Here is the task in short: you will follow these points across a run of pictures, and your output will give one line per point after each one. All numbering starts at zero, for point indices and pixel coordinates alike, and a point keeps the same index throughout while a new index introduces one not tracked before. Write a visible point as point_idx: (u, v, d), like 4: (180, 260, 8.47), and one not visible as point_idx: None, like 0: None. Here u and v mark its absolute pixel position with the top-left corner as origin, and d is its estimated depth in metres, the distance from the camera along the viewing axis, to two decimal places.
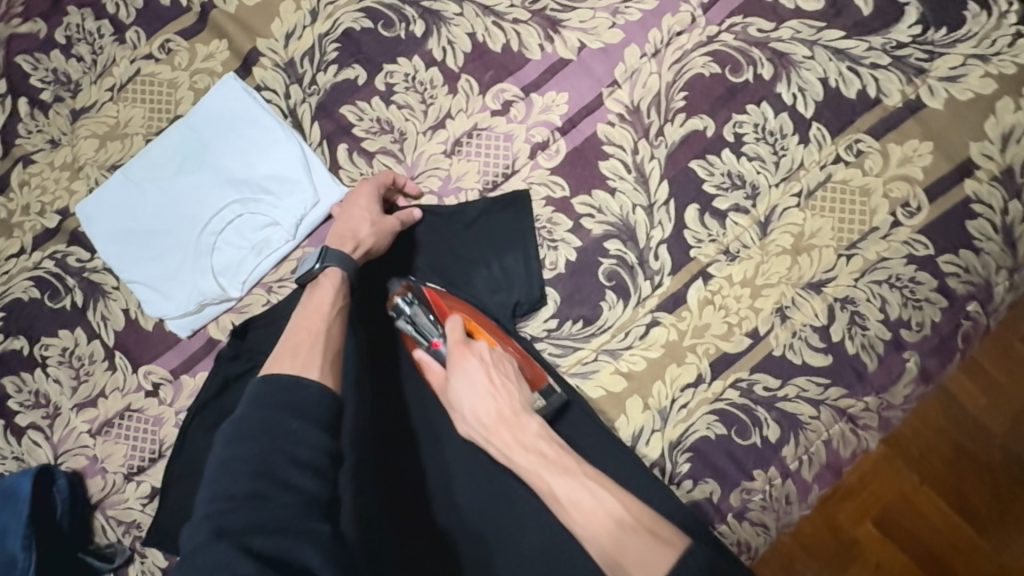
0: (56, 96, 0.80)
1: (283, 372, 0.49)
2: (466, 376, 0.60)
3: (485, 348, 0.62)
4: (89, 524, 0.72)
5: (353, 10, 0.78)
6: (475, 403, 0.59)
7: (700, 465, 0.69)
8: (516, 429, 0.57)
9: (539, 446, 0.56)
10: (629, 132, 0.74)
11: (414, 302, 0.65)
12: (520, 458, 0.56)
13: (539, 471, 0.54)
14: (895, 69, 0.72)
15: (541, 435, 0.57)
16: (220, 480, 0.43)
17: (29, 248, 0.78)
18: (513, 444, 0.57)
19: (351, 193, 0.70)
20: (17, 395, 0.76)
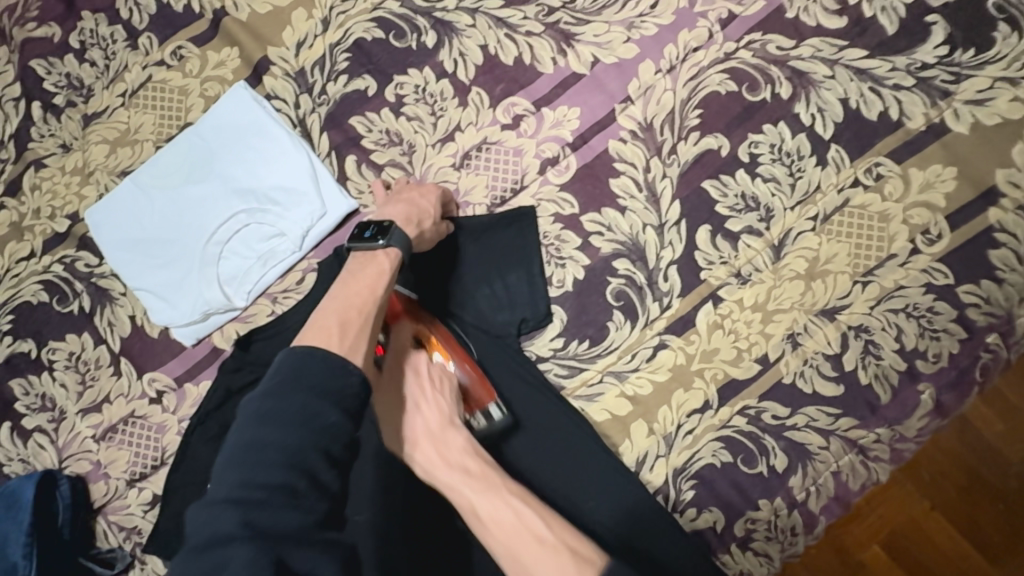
0: (69, 101, 0.80)
1: (325, 346, 0.47)
2: (397, 391, 0.61)
3: (422, 362, 0.62)
4: (91, 529, 0.73)
5: (365, 19, 0.77)
6: (402, 421, 0.59)
7: (704, 492, 0.68)
8: (441, 445, 0.58)
9: (462, 462, 0.57)
10: (641, 149, 0.73)
11: None
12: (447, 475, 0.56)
13: (459, 488, 0.55)
14: (919, 91, 0.69)
15: (466, 450, 0.58)
16: (247, 464, 0.40)
17: (38, 252, 0.78)
18: (437, 460, 0.57)
19: (416, 185, 0.70)
20: (23, 398, 0.76)
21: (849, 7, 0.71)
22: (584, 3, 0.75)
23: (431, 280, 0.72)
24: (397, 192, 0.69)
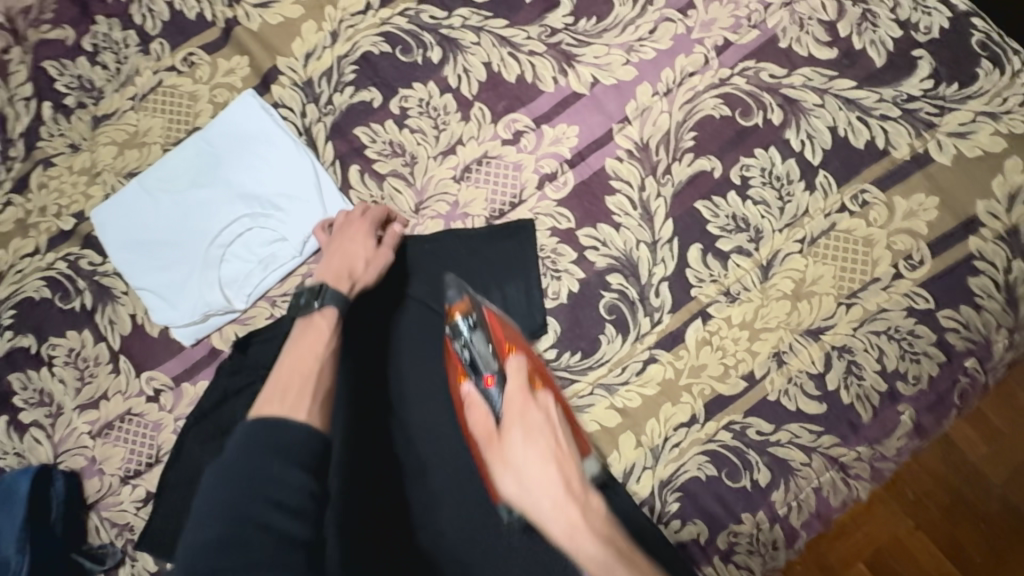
0: (79, 102, 0.82)
1: (271, 413, 0.50)
2: (528, 433, 0.56)
3: (550, 403, 0.60)
4: (83, 524, 0.74)
5: (373, 34, 0.79)
6: (543, 487, 0.53)
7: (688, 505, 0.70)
8: (586, 508, 0.52)
9: (608, 535, 0.50)
10: (636, 168, 0.75)
11: (474, 325, 0.67)
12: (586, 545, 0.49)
13: (603, 566, 0.48)
14: (904, 122, 0.72)
15: (608, 522, 0.52)
16: (200, 528, 0.44)
17: (43, 249, 0.80)
18: (580, 522, 0.50)
19: (349, 224, 0.72)
20: (22, 392, 0.77)
21: (840, 39, 0.74)
22: (585, 26, 0.77)
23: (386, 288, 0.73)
24: (335, 236, 0.71)
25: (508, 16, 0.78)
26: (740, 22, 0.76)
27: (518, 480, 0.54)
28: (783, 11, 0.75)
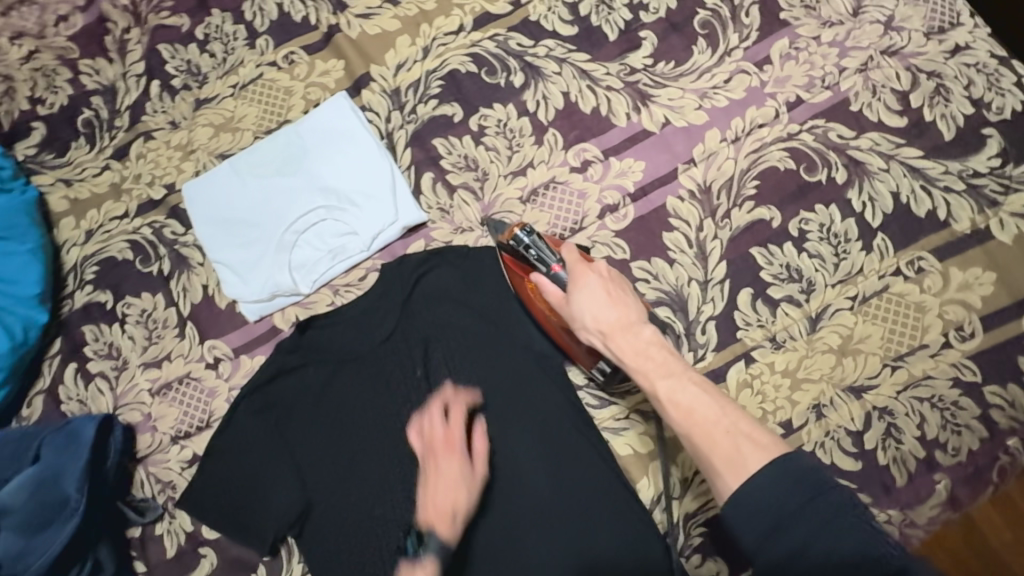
0: (185, 84, 0.88)
1: None
2: (586, 289, 0.66)
3: (603, 268, 0.68)
4: (130, 476, 0.78)
5: (462, 53, 0.84)
6: (610, 308, 0.65)
7: (712, 542, 0.71)
8: (630, 329, 0.64)
9: (649, 351, 0.62)
10: (696, 209, 0.78)
11: (532, 234, 0.71)
12: (650, 370, 0.60)
13: (647, 369, 0.61)
14: (968, 197, 0.73)
15: (654, 341, 0.62)
16: None
17: (132, 213, 0.86)
18: (627, 346, 0.63)
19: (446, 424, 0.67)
20: (93, 343, 0.82)
21: (911, 110, 0.76)
22: (663, 69, 0.81)
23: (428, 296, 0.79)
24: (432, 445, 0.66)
25: (591, 52, 0.83)
26: (813, 81, 0.78)
27: (587, 311, 0.65)
28: (857, 76, 0.78)
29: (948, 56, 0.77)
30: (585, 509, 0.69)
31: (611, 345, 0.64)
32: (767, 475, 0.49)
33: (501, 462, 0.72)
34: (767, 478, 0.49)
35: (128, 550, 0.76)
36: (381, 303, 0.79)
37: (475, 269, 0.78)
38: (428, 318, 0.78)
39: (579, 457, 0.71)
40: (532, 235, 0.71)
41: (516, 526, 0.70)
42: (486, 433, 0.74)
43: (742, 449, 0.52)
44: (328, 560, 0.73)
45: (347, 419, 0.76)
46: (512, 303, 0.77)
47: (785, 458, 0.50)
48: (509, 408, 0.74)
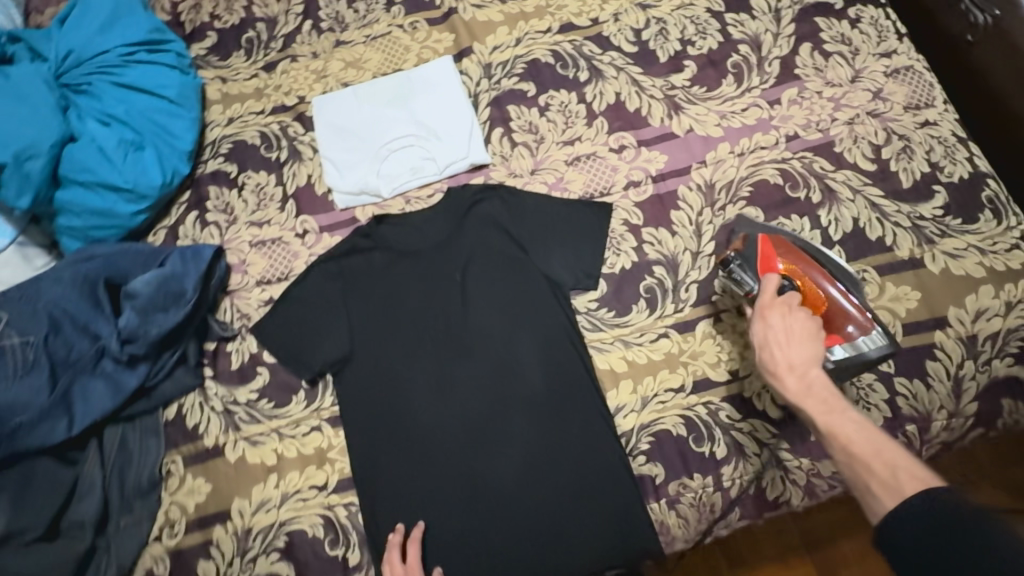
0: (330, 28, 1.14)
1: None
2: (763, 328, 0.77)
3: (787, 310, 0.77)
4: (219, 301, 0.99)
5: (546, 48, 1.09)
6: (799, 343, 0.74)
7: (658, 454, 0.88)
8: (800, 367, 0.73)
9: (813, 390, 0.71)
10: (700, 199, 0.99)
11: (738, 262, 0.89)
12: (812, 400, 0.70)
13: (808, 405, 0.70)
14: (912, 233, 0.93)
15: (823, 384, 0.71)
16: None
17: (267, 112, 1.10)
18: (794, 381, 0.72)
19: None
20: (214, 200, 1.05)
21: (880, 160, 0.98)
22: (697, 91, 1.04)
23: (478, 218, 0.99)
24: None
25: (644, 67, 1.06)
26: (810, 123, 1.00)
27: (770, 343, 0.76)
28: (845, 126, 1.00)
29: (918, 126, 0.99)
30: (563, 401, 0.90)
31: (778, 379, 0.73)
32: (920, 498, 0.58)
33: (507, 358, 0.93)
34: (911, 503, 0.58)
35: (204, 357, 0.97)
36: (441, 216, 1.00)
37: (519, 206, 0.99)
38: (474, 236, 0.99)
39: (568, 365, 0.92)
40: (739, 263, 0.89)
41: (507, 405, 0.91)
42: (499, 331, 0.94)
43: (900, 478, 0.61)
44: (353, 398, 0.93)
45: (394, 298, 0.97)
46: (542, 239, 0.97)
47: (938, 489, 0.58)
48: (522, 318, 0.94)
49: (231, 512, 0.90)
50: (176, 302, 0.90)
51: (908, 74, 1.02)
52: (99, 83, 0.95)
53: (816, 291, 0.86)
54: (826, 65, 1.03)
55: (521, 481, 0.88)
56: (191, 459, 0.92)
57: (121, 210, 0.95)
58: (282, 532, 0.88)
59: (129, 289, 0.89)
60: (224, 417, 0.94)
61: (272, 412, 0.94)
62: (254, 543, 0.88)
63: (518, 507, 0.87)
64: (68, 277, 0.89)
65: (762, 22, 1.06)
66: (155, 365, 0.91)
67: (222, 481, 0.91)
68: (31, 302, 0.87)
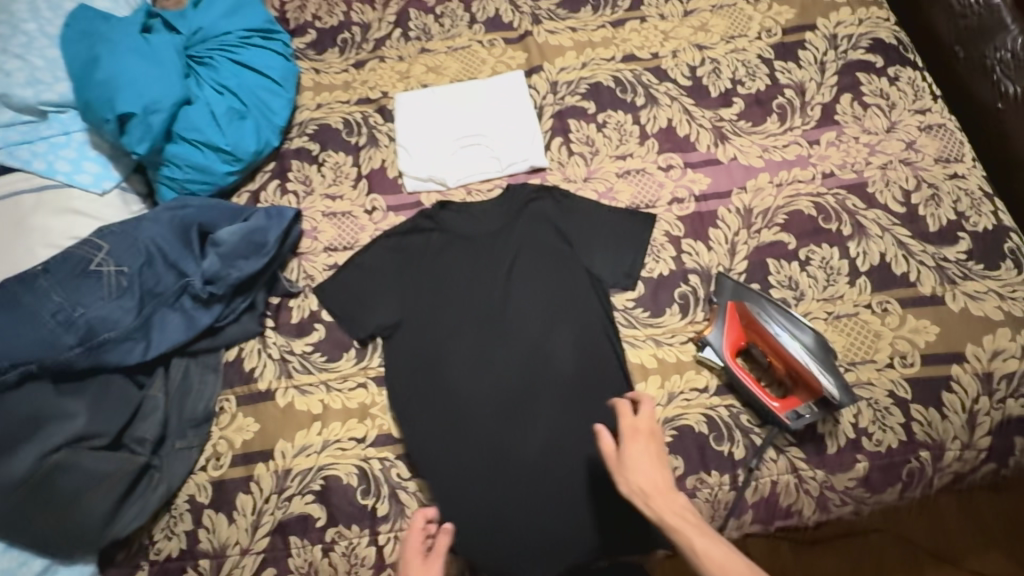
0: (417, 37, 1.28)
1: None
2: (638, 454, 0.80)
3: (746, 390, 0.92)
4: (288, 260, 1.08)
5: (608, 73, 1.20)
6: (645, 464, 0.79)
7: (627, 465, 0.79)
8: (667, 493, 0.76)
9: (686, 517, 0.73)
10: (738, 220, 1.07)
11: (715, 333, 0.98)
12: (672, 518, 0.73)
13: (685, 530, 0.71)
14: (935, 272, 1.00)
15: (689, 510, 0.75)
16: None
17: (352, 102, 1.22)
18: (666, 507, 0.75)
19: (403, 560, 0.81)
20: (295, 172, 1.16)
21: (910, 203, 1.05)
22: (743, 125, 1.14)
23: (532, 213, 1.08)
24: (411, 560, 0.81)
25: (696, 100, 1.17)
26: (846, 164, 1.09)
27: (620, 469, 0.80)
28: (878, 171, 1.08)
29: (947, 178, 1.07)
30: (595, 386, 0.97)
31: (651, 500, 0.76)
32: None
33: (542, 345, 0.99)
34: None
35: (268, 308, 1.05)
36: (499, 208, 1.09)
37: (570, 207, 1.08)
38: (526, 230, 1.07)
39: (599, 357, 0.98)
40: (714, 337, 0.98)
41: (538, 387, 0.97)
42: (540, 316, 1.01)
43: None
44: (399, 363, 1.00)
45: (444, 276, 1.04)
46: (589, 238, 1.06)
47: None
48: (560, 310, 1.01)
49: (274, 452, 0.96)
50: (258, 251, 1.00)
51: (940, 130, 1.10)
52: (219, 58, 1.09)
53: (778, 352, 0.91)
54: (864, 115, 1.13)
55: (543, 460, 0.93)
56: (244, 399, 1.00)
57: (217, 169, 1.07)
58: (319, 476, 0.94)
59: (216, 237, 1.00)
60: (278, 365, 1.02)
61: (323, 365, 1.01)
62: (291, 483, 0.94)
63: (540, 482, 0.92)
64: (167, 220, 1.00)
65: (807, 71, 1.17)
66: (228, 307, 1.00)
67: (269, 422, 0.98)
68: (132, 237, 0.97)
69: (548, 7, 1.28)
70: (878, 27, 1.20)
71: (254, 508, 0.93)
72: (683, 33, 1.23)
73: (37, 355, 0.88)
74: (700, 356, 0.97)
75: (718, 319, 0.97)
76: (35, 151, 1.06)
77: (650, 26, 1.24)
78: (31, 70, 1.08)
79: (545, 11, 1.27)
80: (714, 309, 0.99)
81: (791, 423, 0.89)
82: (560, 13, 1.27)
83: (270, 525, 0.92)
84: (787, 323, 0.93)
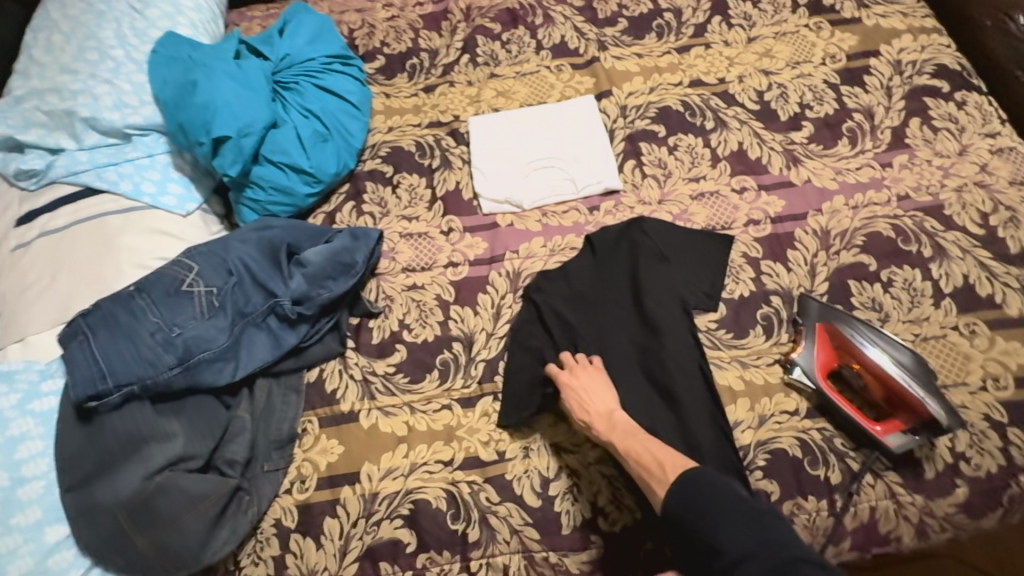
0: (485, 62, 1.31)
1: None
2: (582, 387, 0.93)
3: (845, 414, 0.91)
4: (366, 281, 1.09)
5: (677, 98, 1.22)
6: (599, 393, 0.92)
7: (580, 396, 0.92)
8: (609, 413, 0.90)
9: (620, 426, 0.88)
10: (816, 242, 1.08)
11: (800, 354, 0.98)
12: (612, 429, 0.88)
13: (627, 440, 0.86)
14: (1021, 294, 1.00)
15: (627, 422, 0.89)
16: None
17: (423, 125, 1.24)
18: (609, 423, 0.89)
19: None
20: (370, 194, 1.17)
21: (988, 226, 1.06)
22: (814, 148, 1.16)
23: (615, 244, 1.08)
24: None
25: (766, 123, 1.19)
26: (921, 187, 1.10)
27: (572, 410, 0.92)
28: (953, 193, 1.09)
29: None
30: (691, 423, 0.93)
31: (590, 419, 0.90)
32: (679, 483, 0.78)
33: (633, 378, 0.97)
34: (675, 490, 0.78)
35: (349, 328, 1.05)
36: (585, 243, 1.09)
37: (647, 236, 1.08)
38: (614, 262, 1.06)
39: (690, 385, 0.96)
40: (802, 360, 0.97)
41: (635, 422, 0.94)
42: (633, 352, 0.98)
43: (672, 471, 0.81)
44: (485, 385, 1.00)
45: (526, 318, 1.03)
46: (674, 268, 1.05)
47: (691, 471, 0.79)
48: (645, 341, 0.99)
49: (360, 475, 0.95)
50: (346, 272, 1.01)
51: (1011, 154, 1.12)
52: (304, 84, 1.12)
53: (875, 375, 0.91)
54: (935, 139, 1.14)
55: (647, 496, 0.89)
56: (327, 421, 0.98)
57: (300, 190, 1.08)
58: (408, 500, 0.93)
59: (302, 258, 1.01)
60: (361, 385, 1.01)
61: (406, 386, 1.01)
62: (379, 507, 0.92)
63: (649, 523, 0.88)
64: (253, 241, 1.01)
65: (874, 96, 1.19)
66: (313, 327, 1.01)
67: (354, 444, 0.97)
68: (220, 256, 0.98)
69: (613, 34, 1.31)
70: (941, 53, 1.22)
71: (342, 532, 0.91)
72: (748, 58, 1.25)
73: (137, 374, 0.87)
74: (790, 378, 0.96)
75: (807, 340, 0.97)
76: (122, 173, 1.08)
77: (715, 52, 1.27)
78: (119, 93, 1.10)
79: (610, 38, 1.30)
80: (800, 330, 0.99)
81: (896, 446, 0.88)
82: (625, 40, 1.30)
83: (359, 550, 0.90)
84: (877, 341, 0.94)
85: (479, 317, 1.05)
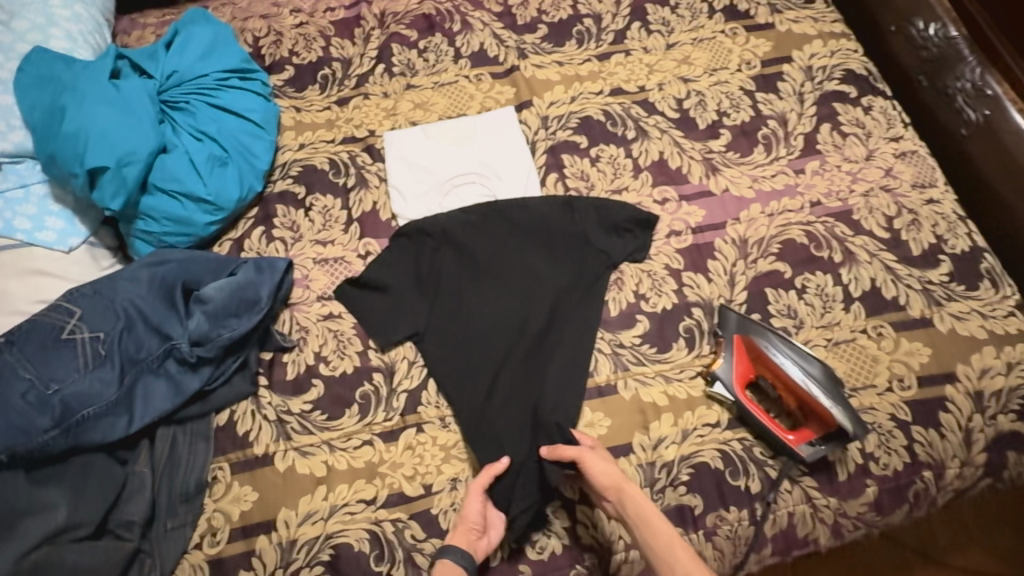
0: (402, 72, 1.25)
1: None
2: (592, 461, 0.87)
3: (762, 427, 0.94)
4: (278, 313, 1.02)
5: (598, 107, 1.21)
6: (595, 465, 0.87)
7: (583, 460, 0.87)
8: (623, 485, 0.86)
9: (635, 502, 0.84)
10: (735, 251, 1.09)
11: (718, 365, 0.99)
12: (646, 511, 0.83)
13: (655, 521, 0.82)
14: (922, 295, 1.04)
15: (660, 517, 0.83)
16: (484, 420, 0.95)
17: (337, 141, 1.17)
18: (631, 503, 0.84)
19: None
20: (281, 217, 1.09)
21: (893, 229, 1.10)
22: (731, 156, 1.17)
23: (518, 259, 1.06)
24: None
25: (685, 132, 1.19)
26: (831, 193, 1.13)
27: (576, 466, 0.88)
28: (861, 198, 1.12)
29: (924, 203, 1.12)
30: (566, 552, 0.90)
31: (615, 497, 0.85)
32: None
33: (450, 376, 0.98)
34: None
35: (261, 364, 0.99)
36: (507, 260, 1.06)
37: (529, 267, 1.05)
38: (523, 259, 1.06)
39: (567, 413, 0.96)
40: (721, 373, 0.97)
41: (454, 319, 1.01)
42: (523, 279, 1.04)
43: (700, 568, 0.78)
44: (408, 417, 0.96)
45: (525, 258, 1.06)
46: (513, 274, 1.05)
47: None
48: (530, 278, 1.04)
49: (276, 523, 0.89)
50: (250, 308, 0.95)
51: (914, 157, 1.16)
52: (196, 103, 1.05)
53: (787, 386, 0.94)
54: (844, 143, 1.17)
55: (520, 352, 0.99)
56: (239, 466, 0.92)
57: (199, 220, 1.01)
58: (328, 545, 0.89)
59: (202, 294, 0.94)
60: (275, 426, 0.95)
61: (324, 424, 0.95)
62: (298, 555, 0.88)
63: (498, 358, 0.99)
64: (145, 279, 0.93)
65: (787, 102, 1.21)
66: (217, 369, 0.94)
67: (269, 490, 0.91)
68: (107, 298, 0.90)
69: (533, 41, 1.28)
70: (849, 58, 1.25)
71: None
72: (667, 66, 1.25)
73: (10, 444, 0.81)
74: (711, 391, 0.97)
75: (725, 352, 0.98)
76: None
77: (635, 59, 1.25)
78: None
79: (530, 46, 1.27)
80: (720, 341, 1.00)
81: (807, 455, 0.91)
82: (545, 47, 1.27)
83: None
84: (792, 353, 0.96)
85: (400, 344, 1.01)
